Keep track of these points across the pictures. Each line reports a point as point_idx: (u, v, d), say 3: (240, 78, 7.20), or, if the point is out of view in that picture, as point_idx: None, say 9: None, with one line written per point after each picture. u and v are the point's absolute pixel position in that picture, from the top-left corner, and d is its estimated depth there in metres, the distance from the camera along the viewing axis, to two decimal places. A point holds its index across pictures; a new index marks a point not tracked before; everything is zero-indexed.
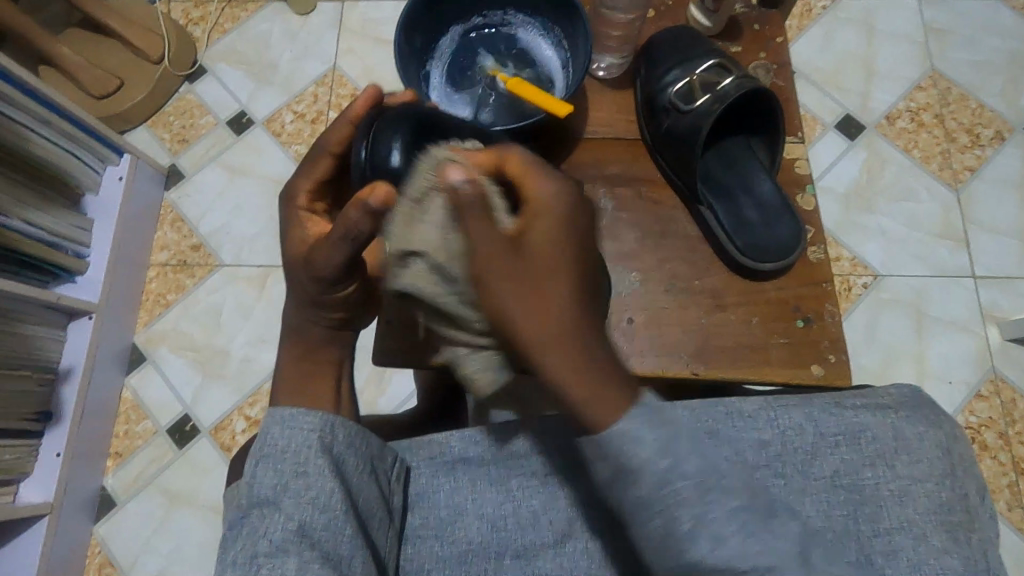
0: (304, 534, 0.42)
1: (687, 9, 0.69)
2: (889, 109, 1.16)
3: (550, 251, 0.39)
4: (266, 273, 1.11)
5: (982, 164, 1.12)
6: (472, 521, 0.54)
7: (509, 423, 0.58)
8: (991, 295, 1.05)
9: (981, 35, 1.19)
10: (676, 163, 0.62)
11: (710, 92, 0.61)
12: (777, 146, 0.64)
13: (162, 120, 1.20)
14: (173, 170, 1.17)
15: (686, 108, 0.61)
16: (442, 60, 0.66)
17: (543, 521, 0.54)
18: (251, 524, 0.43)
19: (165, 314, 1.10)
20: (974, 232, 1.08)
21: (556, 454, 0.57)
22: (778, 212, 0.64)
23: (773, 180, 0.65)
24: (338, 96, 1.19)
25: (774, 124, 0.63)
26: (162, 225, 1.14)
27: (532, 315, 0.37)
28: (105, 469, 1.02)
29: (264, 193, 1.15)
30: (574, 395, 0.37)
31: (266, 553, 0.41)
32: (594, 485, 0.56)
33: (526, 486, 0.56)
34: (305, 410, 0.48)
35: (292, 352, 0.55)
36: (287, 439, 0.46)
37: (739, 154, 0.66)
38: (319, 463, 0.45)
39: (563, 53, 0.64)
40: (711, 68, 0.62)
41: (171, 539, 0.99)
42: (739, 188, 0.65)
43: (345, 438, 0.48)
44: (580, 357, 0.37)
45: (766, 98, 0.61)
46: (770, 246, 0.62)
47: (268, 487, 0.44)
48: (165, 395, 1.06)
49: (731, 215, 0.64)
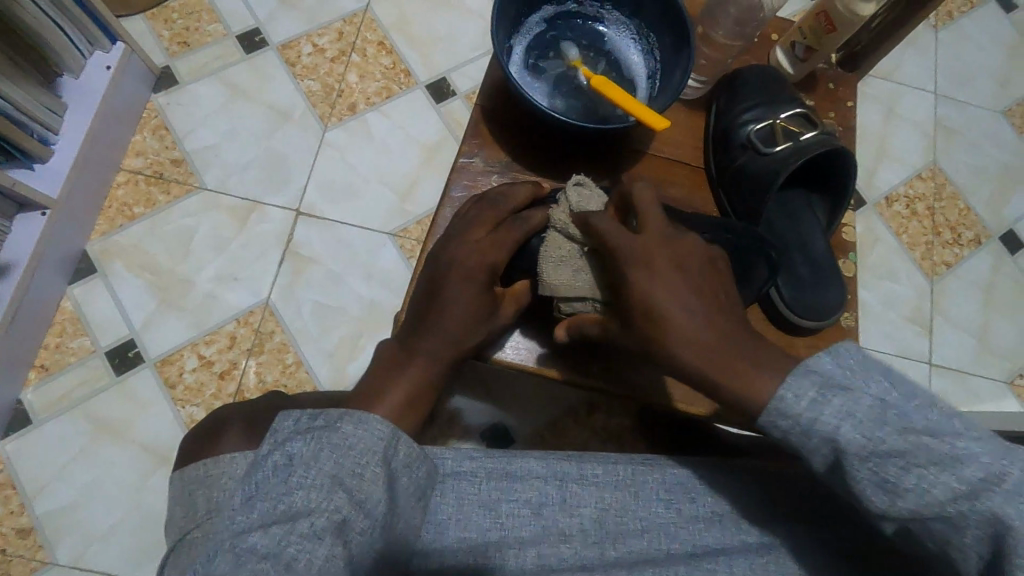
0: (342, 531, 0.44)
1: (773, 49, 0.73)
2: (889, 191, 1.21)
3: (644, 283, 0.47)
4: (250, 208, 1.03)
5: (958, 262, 1.19)
6: (453, 538, 0.51)
7: (512, 451, 0.56)
8: (941, 384, 1.12)
9: (980, 143, 1.27)
10: (739, 202, 0.65)
11: (790, 141, 0.64)
12: (837, 207, 0.67)
13: (165, 15, 1.08)
14: (167, 72, 1.06)
15: (765, 150, 0.64)
16: (527, 36, 0.64)
17: (528, 553, 0.51)
18: (290, 504, 0.44)
19: (127, 227, 1.00)
20: (939, 322, 1.15)
21: (554, 484, 0.54)
22: (829, 278, 0.68)
23: (827, 241, 0.69)
24: (364, 40, 1.12)
25: (839, 188, 0.66)
26: (143, 129, 1.04)
27: (676, 334, 0.45)
28: (25, 381, 0.92)
29: (265, 122, 1.06)
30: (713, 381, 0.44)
31: (301, 534, 0.43)
32: (591, 525, 0.53)
33: (517, 514, 0.52)
34: (378, 416, 0.50)
35: (412, 377, 0.55)
36: (357, 436, 0.48)
37: (801, 209, 0.70)
38: (376, 471, 0.47)
39: (652, 60, 0.64)
40: (796, 116, 0.66)
41: (86, 471, 0.91)
42: (794, 244, 0.68)
43: (406, 456, 0.49)
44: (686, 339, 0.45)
45: (843, 163, 0.63)
46: (816, 307, 0.66)
47: (322, 474, 0.46)
48: (111, 314, 0.96)
49: (785, 270, 0.66)
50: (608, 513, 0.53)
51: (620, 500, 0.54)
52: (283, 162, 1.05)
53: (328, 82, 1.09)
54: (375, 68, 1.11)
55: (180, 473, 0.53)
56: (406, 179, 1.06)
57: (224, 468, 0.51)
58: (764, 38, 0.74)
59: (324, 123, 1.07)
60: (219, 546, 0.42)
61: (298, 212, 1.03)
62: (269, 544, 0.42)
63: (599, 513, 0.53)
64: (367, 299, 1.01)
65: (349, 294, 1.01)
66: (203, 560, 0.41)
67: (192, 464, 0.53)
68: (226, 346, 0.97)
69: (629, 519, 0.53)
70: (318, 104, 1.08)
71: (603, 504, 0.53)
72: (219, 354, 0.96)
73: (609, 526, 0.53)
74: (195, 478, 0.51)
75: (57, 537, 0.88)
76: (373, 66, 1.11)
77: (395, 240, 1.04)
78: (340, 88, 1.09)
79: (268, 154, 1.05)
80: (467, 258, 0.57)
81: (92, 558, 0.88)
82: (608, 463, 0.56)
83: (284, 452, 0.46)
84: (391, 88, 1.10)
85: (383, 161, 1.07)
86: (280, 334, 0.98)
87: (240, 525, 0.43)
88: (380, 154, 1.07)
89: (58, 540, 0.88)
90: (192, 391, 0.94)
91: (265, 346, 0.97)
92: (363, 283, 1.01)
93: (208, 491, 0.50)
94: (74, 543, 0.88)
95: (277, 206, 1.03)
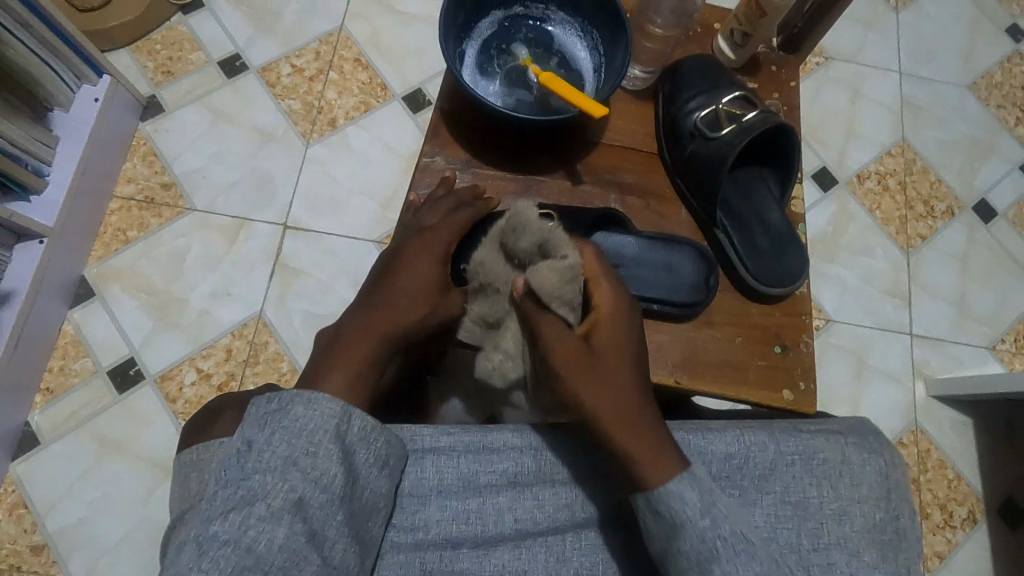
0: (300, 509, 0.48)
1: (715, 38, 0.78)
2: (860, 169, 1.24)
3: (610, 342, 0.54)
4: (239, 225, 1.07)
5: (932, 234, 1.21)
6: (434, 508, 0.56)
7: (488, 423, 0.59)
8: (922, 354, 1.15)
9: (948, 117, 1.30)
10: (694, 188, 0.71)
11: (736, 124, 0.69)
12: (788, 179, 0.73)
13: (148, 47, 1.13)
14: (153, 101, 1.11)
15: (712, 135, 0.69)
16: (478, 40, 0.69)
17: (506, 518, 0.56)
18: (251, 487, 0.48)
19: (122, 251, 1.04)
20: (918, 294, 1.18)
21: (527, 454, 0.58)
22: (787, 239, 0.73)
23: (783, 209, 0.74)
24: (341, 58, 1.16)
25: (787, 161, 0.72)
26: (133, 157, 1.08)
27: (603, 382, 0.51)
28: (31, 405, 0.96)
29: (249, 143, 1.11)
30: (642, 468, 0.49)
31: (258, 516, 0.46)
32: (562, 488, 0.57)
33: (493, 484, 0.57)
34: (329, 396, 0.53)
35: (356, 352, 0.57)
36: (307, 416, 0.51)
37: (756, 185, 0.75)
38: (331, 448, 0.50)
39: (597, 55, 0.69)
40: (737, 100, 0.71)
41: (94, 487, 0.94)
42: (753, 217, 0.74)
43: (360, 429, 0.52)
44: (646, 435, 0.50)
45: (787, 135, 0.68)
46: (779, 273, 0.71)
47: (277, 456, 0.49)
48: (111, 334, 1.00)
49: (748, 246, 0.72)
50: (579, 478, 0.57)
51: (588, 464, 0.57)
52: (268, 179, 1.09)
53: (307, 100, 1.13)
54: (351, 84, 1.15)
55: (181, 456, 0.56)
56: (386, 188, 1.10)
57: (213, 453, 0.54)
58: (705, 27, 0.78)
59: (306, 139, 1.11)
60: (189, 535, 0.46)
61: (285, 227, 1.07)
62: (229, 531, 0.45)
63: (569, 477, 0.57)
64: None
65: (338, 302, 1.04)
66: (177, 551, 0.45)
67: (187, 449, 0.56)
68: (222, 359, 1.00)
69: (597, 479, 0.57)
70: (299, 122, 1.12)
71: (574, 469, 0.57)
72: (217, 367, 1.00)
73: (579, 489, 0.57)
74: (189, 461, 0.54)
75: (69, 552, 0.91)
76: (350, 82, 1.15)
77: (380, 247, 1.07)
78: (319, 105, 1.13)
79: (253, 172, 1.09)
80: (422, 235, 0.63)
81: (103, 570, 0.91)
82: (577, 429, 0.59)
83: (244, 438, 0.50)
84: (369, 101, 1.14)
85: (364, 172, 1.11)
86: (274, 344, 1.01)
87: (207, 510, 0.47)
88: (360, 165, 1.11)
89: (70, 556, 0.91)
90: (192, 404, 0.98)
91: (260, 357, 1.01)
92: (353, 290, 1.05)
93: (199, 473, 0.53)
94: (85, 557, 0.91)
95: (266, 221, 1.07)
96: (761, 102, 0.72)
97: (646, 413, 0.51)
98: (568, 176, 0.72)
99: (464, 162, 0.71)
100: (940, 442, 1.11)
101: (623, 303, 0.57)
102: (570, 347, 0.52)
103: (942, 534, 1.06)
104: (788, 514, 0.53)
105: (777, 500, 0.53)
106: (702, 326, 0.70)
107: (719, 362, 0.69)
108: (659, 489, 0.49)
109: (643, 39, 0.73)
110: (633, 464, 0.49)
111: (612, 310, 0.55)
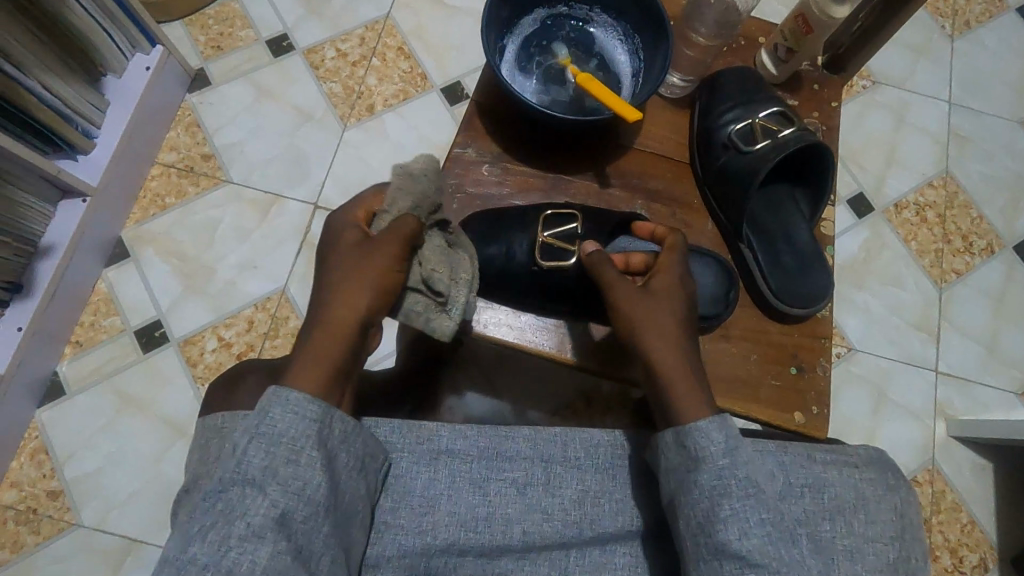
0: (284, 523, 0.45)
1: (758, 51, 0.77)
2: (898, 198, 1.21)
3: (663, 292, 0.60)
4: (272, 200, 1.09)
5: (968, 270, 1.18)
6: (443, 513, 0.56)
7: (502, 431, 0.61)
8: (946, 392, 1.11)
9: (996, 153, 1.26)
10: (722, 199, 0.70)
11: (771, 139, 0.68)
12: (819, 199, 0.72)
13: (201, 21, 1.17)
14: (201, 74, 1.14)
15: (745, 148, 0.69)
16: (519, 37, 0.69)
17: (514, 530, 0.57)
18: (230, 500, 0.44)
19: (158, 216, 1.07)
20: (947, 330, 1.14)
21: (539, 465, 0.59)
22: (813, 259, 0.72)
23: (812, 229, 0.73)
24: (384, 46, 1.18)
25: (821, 182, 0.71)
26: (177, 126, 1.11)
27: (652, 326, 0.58)
28: (60, 355, 1.00)
29: (289, 121, 1.13)
30: (676, 408, 0.55)
31: (240, 536, 0.43)
32: (572, 504, 0.58)
33: (504, 492, 0.58)
34: (299, 393, 0.49)
35: (325, 352, 0.53)
36: (286, 421, 0.48)
37: (786, 202, 0.74)
38: (312, 455, 0.48)
39: (637, 60, 0.69)
40: (774, 115, 0.70)
41: (112, 440, 0.97)
42: (781, 235, 0.73)
43: (340, 434, 0.50)
44: (687, 380, 0.56)
45: (822, 154, 0.67)
46: (802, 293, 0.70)
47: (255, 467, 0.45)
48: (141, 295, 1.04)
49: (772, 262, 0.71)
50: (586, 493, 0.59)
51: (598, 480, 0.60)
52: (304, 158, 1.11)
53: (348, 84, 1.15)
54: (392, 72, 1.16)
55: (205, 419, 0.57)
56: None
57: (236, 422, 0.54)
58: (749, 40, 0.78)
59: (343, 123, 1.13)
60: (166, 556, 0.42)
61: (316, 206, 1.09)
62: (209, 552, 0.42)
63: (578, 493, 0.59)
64: None
65: None
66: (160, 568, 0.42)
67: (211, 414, 0.57)
68: (244, 329, 1.03)
69: (605, 497, 0.59)
70: (338, 105, 1.14)
71: (582, 484, 0.59)
72: (238, 336, 1.02)
73: (586, 507, 0.58)
74: (213, 426, 0.55)
75: (82, 500, 0.95)
76: (391, 70, 1.17)
77: None
78: (359, 90, 1.15)
79: (290, 150, 1.12)
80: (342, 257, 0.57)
81: (113, 521, 0.94)
82: (588, 444, 0.61)
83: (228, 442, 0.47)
84: (408, 90, 1.16)
85: (397, 160, 1.12)
86: (294, 320, 1.03)
87: (188, 530, 0.44)
88: (394, 153, 1.12)
89: (83, 503, 0.94)
90: (211, 370, 1.00)
91: (280, 331, 1.03)
92: None
93: (221, 439, 0.54)
94: (97, 506, 0.94)
95: (297, 199, 1.09)
96: (798, 119, 0.71)
97: (687, 360, 0.57)
98: (596, 178, 0.72)
99: (494, 156, 0.71)
100: (956, 485, 1.08)
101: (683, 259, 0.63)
102: (628, 295, 0.60)
103: None
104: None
105: None
106: (718, 341, 0.69)
107: (729, 378, 0.69)
108: (687, 423, 0.53)
109: (684, 47, 0.73)
110: (667, 402, 0.56)
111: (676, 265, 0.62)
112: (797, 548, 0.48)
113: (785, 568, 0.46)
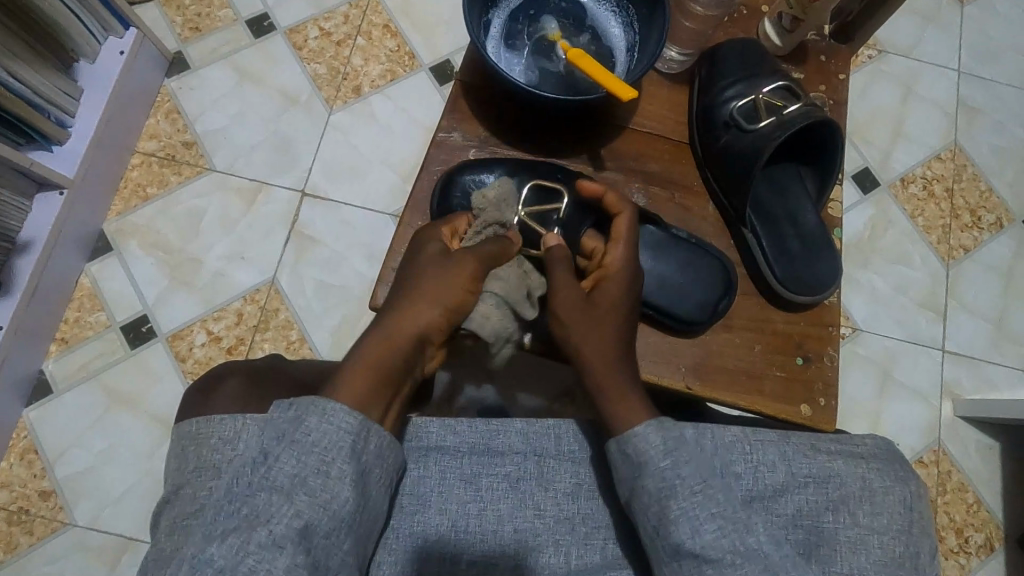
0: (306, 535, 0.43)
1: (761, 21, 0.73)
2: (905, 172, 1.17)
3: (607, 298, 0.57)
4: (258, 189, 1.05)
5: (976, 246, 1.15)
6: (433, 512, 0.54)
7: (494, 424, 0.59)
8: (953, 371, 1.09)
9: (1007, 123, 1.21)
10: (723, 181, 0.67)
11: (776, 116, 0.65)
12: (827, 180, 0.68)
13: (178, 2, 1.12)
14: (179, 57, 1.10)
15: (749, 126, 0.65)
16: (506, 10, 0.65)
17: (504, 528, 0.54)
18: (252, 508, 0.43)
19: (140, 208, 1.04)
20: (955, 309, 1.12)
21: (531, 459, 0.57)
22: (822, 243, 0.69)
23: (819, 212, 0.70)
24: (370, 23, 1.13)
25: (828, 161, 0.68)
26: (156, 113, 1.07)
27: (591, 332, 0.56)
28: (46, 353, 0.97)
29: (271, 106, 1.09)
30: (613, 415, 0.53)
31: (259, 543, 0.42)
32: (565, 499, 0.56)
33: (495, 487, 0.56)
34: (345, 406, 0.47)
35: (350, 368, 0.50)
36: (322, 432, 0.46)
37: (791, 183, 0.71)
38: (344, 468, 0.45)
39: (632, 34, 0.65)
40: (778, 90, 0.67)
41: (102, 438, 0.95)
42: (785, 217, 0.70)
43: (376, 448, 0.48)
44: (622, 388, 0.54)
45: (830, 131, 0.64)
46: (809, 279, 0.67)
47: (285, 474, 0.44)
48: (126, 290, 1.01)
49: (776, 246, 0.68)
50: (581, 488, 0.57)
51: (592, 474, 0.57)
52: (289, 144, 1.07)
53: (333, 65, 1.11)
54: (379, 51, 1.12)
55: (182, 425, 0.53)
56: (407, 162, 1.08)
57: (214, 430, 0.51)
58: (751, 9, 0.74)
59: (329, 106, 1.09)
60: (183, 557, 0.41)
61: (303, 194, 1.05)
62: (226, 557, 0.41)
63: (572, 487, 0.57)
64: (368, 279, 1.03)
65: (351, 273, 1.03)
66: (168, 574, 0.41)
67: (187, 420, 0.54)
68: (233, 322, 1.00)
69: (600, 490, 0.57)
70: (323, 87, 1.10)
71: (576, 478, 0.57)
72: (227, 330, 1.00)
73: (581, 501, 0.56)
74: (189, 433, 0.52)
75: (74, 499, 0.93)
76: (377, 49, 1.12)
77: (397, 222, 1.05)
78: (345, 71, 1.10)
79: (274, 136, 1.08)
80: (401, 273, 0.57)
81: (107, 520, 0.93)
82: (581, 437, 0.59)
83: (255, 447, 0.45)
84: (395, 70, 1.11)
85: (386, 144, 1.08)
86: (284, 312, 1.01)
87: (207, 531, 0.43)
88: (382, 136, 1.08)
89: (75, 502, 0.93)
90: (201, 365, 0.98)
91: (270, 323, 1.00)
92: (367, 263, 1.03)
93: (199, 448, 0.51)
94: (90, 506, 0.93)
95: (284, 186, 1.06)
96: (804, 93, 0.67)
97: (624, 367, 0.55)
98: (589, 161, 0.68)
99: (482, 140, 0.68)
100: (962, 465, 1.06)
101: (635, 262, 0.59)
102: (569, 299, 0.57)
103: (955, 560, 1.02)
104: (800, 538, 0.50)
105: (787, 524, 0.51)
106: (722, 332, 0.66)
107: (732, 369, 0.66)
108: (624, 430, 0.51)
109: (682, 18, 0.69)
110: (603, 408, 0.54)
111: (625, 270, 0.58)
112: (755, 536, 0.47)
113: (739, 560, 0.45)
